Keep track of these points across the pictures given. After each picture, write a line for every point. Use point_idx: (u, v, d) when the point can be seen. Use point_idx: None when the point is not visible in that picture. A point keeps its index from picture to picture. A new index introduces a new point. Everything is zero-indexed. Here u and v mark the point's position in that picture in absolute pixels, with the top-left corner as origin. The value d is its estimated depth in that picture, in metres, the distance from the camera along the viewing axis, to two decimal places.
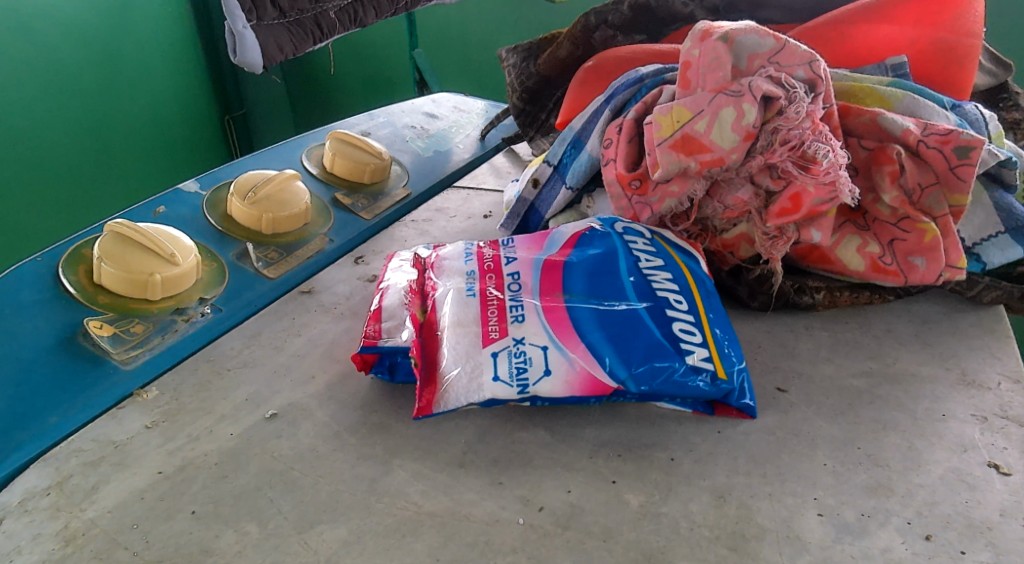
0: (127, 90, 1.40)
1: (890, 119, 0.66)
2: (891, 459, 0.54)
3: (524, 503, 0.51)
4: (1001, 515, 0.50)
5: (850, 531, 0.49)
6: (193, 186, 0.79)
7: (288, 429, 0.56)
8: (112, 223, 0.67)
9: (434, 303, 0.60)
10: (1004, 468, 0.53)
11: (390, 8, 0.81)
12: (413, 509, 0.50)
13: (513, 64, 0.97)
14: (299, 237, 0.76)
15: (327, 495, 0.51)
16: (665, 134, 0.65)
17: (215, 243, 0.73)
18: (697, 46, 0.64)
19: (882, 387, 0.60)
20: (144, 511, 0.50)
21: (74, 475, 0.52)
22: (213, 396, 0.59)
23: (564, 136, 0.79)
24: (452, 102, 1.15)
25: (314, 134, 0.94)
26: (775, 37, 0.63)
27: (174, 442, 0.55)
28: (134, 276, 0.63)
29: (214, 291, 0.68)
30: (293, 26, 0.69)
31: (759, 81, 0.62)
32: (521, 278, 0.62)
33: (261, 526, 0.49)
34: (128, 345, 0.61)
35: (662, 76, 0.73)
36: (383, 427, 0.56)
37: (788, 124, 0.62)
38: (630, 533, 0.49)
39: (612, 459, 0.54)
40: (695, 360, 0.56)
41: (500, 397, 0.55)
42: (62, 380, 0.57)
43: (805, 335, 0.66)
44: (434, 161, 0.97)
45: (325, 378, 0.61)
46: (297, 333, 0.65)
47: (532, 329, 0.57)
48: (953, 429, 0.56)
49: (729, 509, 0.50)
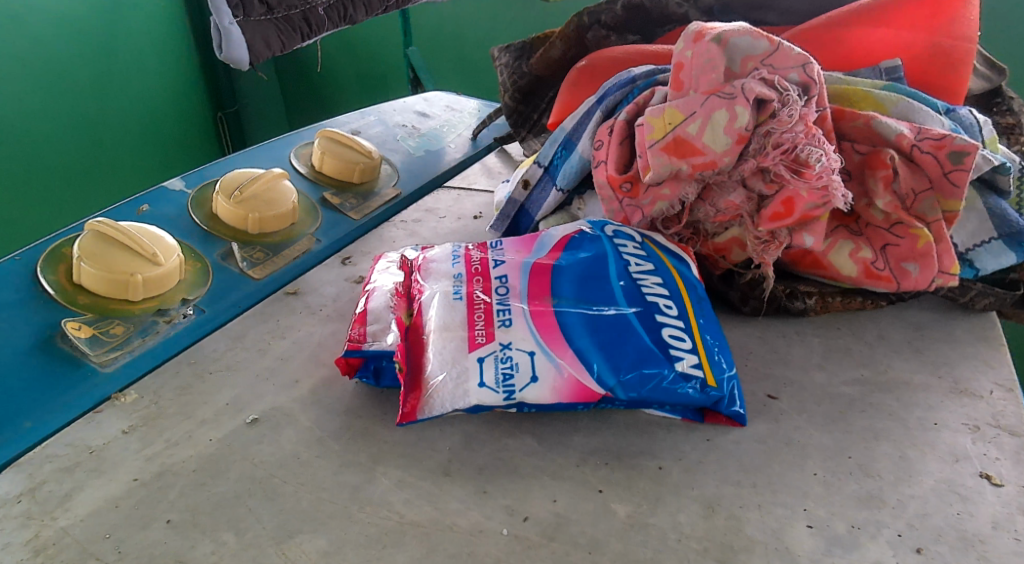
0: (115, 86, 1.38)
1: (883, 123, 0.65)
2: (883, 469, 0.53)
3: (509, 513, 0.50)
4: (993, 528, 0.49)
5: (841, 544, 0.48)
6: (178, 184, 0.77)
7: (270, 434, 0.55)
8: (93, 222, 0.66)
9: (420, 306, 0.59)
10: (996, 478, 0.52)
11: (382, 6, 0.79)
12: (395, 519, 0.49)
13: (506, 63, 0.96)
14: (286, 237, 0.75)
15: (309, 503, 0.50)
16: (656, 136, 0.64)
17: (199, 243, 0.71)
18: (690, 47, 0.63)
19: (874, 395, 0.60)
20: (119, 520, 0.49)
21: (48, 481, 0.51)
22: (194, 400, 0.57)
23: (555, 136, 0.77)
24: (444, 101, 1.14)
25: (304, 133, 0.93)
26: (768, 40, 0.62)
27: (152, 447, 0.53)
28: (115, 276, 0.62)
29: (197, 291, 0.67)
30: (281, 22, 0.68)
31: (751, 84, 0.61)
32: (509, 282, 0.61)
33: (239, 535, 0.48)
34: (107, 347, 0.59)
35: (655, 77, 0.72)
36: (367, 433, 0.55)
37: (781, 127, 0.61)
38: (616, 545, 0.48)
39: (600, 468, 0.53)
40: (684, 367, 0.55)
41: (486, 403, 0.54)
42: (36, 381, 0.56)
43: (797, 341, 0.65)
44: (425, 160, 0.96)
45: (309, 382, 0.60)
46: (282, 336, 0.64)
47: (519, 334, 0.56)
48: (945, 439, 0.56)
49: (718, 520, 0.49)
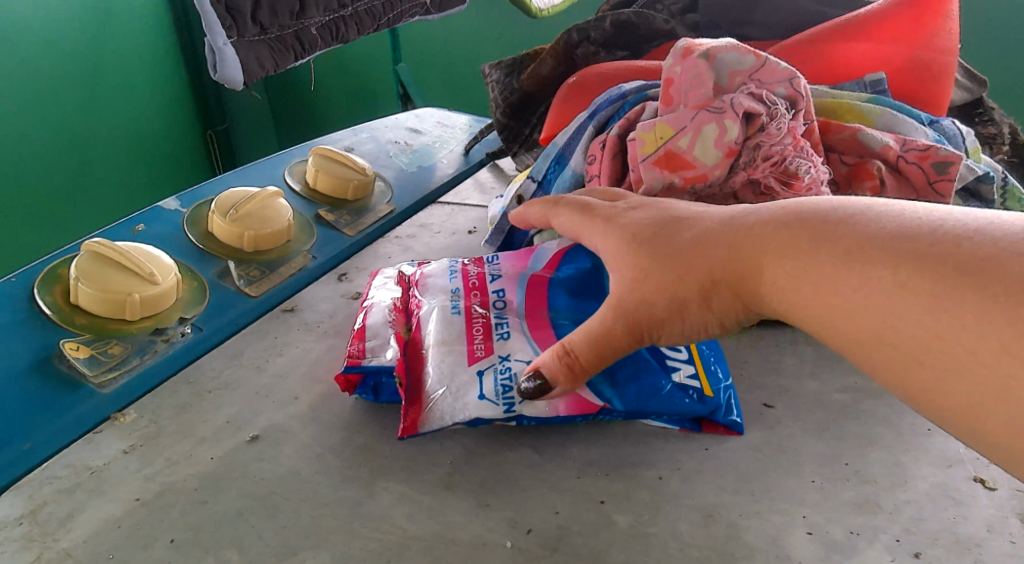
0: (104, 106, 1.39)
1: (869, 135, 0.67)
2: (878, 474, 0.54)
3: (511, 525, 0.50)
4: (988, 531, 0.50)
5: (839, 549, 0.49)
6: (173, 203, 0.78)
7: (270, 452, 0.55)
8: (89, 242, 0.66)
9: (419, 320, 0.61)
10: (989, 482, 0.53)
11: (374, 24, 0.80)
12: (398, 534, 0.49)
13: (497, 79, 0.97)
14: (281, 255, 0.75)
15: (311, 519, 0.50)
16: (648, 151, 0.64)
17: (195, 261, 0.72)
18: (679, 63, 0.65)
19: (868, 401, 0.61)
20: (121, 540, 0.49)
21: (48, 503, 0.51)
22: (193, 418, 0.58)
23: (547, 152, 0.78)
24: (435, 117, 1.15)
25: (296, 151, 0.93)
26: (754, 55, 0.65)
27: (152, 467, 0.53)
28: (112, 296, 0.62)
29: (194, 310, 0.67)
30: (274, 42, 0.69)
31: (740, 98, 0.63)
32: (507, 296, 0.62)
33: (242, 553, 0.48)
34: (105, 367, 0.59)
35: (645, 93, 0.74)
36: (367, 448, 0.56)
37: (770, 140, 0.63)
38: (618, 554, 0.48)
39: (600, 479, 0.53)
40: (681, 377, 0.58)
41: (485, 416, 0.55)
42: (35, 403, 0.56)
43: (789, 350, 0.66)
44: (418, 176, 0.97)
45: (308, 399, 0.60)
46: (279, 353, 0.65)
47: (517, 347, 0.58)
48: (937, 443, 0.57)
49: (718, 528, 0.50)
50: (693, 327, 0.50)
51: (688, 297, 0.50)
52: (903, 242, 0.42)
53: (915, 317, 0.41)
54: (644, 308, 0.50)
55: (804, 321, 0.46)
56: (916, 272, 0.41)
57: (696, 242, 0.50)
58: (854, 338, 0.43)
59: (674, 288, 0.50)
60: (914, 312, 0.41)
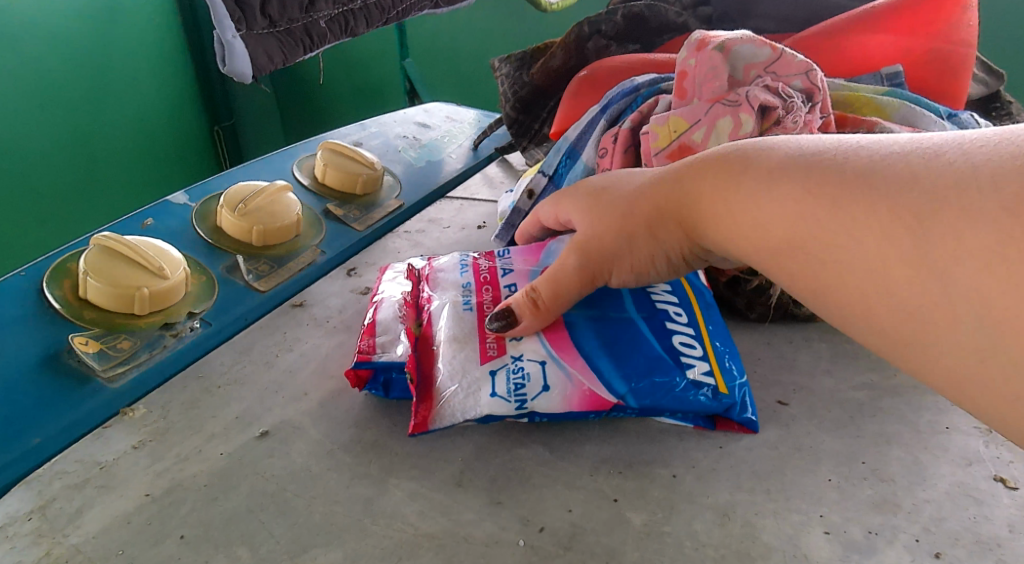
0: (111, 101, 1.38)
1: (886, 129, 0.65)
2: (897, 473, 0.53)
3: (524, 523, 0.49)
4: (1010, 531, 0.49)
5: (858, 549, 0.48)
6: (181, 197, 0.77)
7: (280, 448, 0.55)
8: (98, 236, 0.65)
9: (430, 316, 0.60)
10: (1010, 481, 0.52)
11: (383, 18, 0.79)
12: (409, 531, 0.49)
13: (507, 73, 0.96)
14: (290, 250, 0.75)
15: (321, 517, 0.50)
16: (661, 144, 0.64)
17: (204, 256, 0.71)
18: (693, 55, 0.64)
19: (885, 399, 0.60)
20: (131, 536, 0.48)
21: (58, 498, 0.50)
22: (202, 414, 0.57)
23: (558, 146, 0.77)
24: (444, 112, 1.14)
25: (304, 145, 0.92)
26: (771, 47, 0.64)
27: (162, 463, 0.53)
28: (121, 290, 0.62)
29: (203, 305, 0.66)
30: (283, 35, 0.68)
31: (756, 92, 0.62)
32: (518, 290, 0.62)
33: (253, 550, 0.48)
34: (115, 362, 0.59)
35: (658, 85, 0.73)
36: (377, 444, 0.55)
37: (786, 134, 0.61)
38: (632, 553, 0.48)
39: (613, 476, 0.53)
40: (695, 374, 0.55)
41: (497, 413, 0.54)
42: (44, 398, 0.55)
43: (804, 347, 0.65)
44: (426, 170, 0.96)
45: (318, 395, 0.59)
46: (288, 348, 0.64)
47: (529, 345, 0.57)
48: (957, 441, 0.56)
49: (734, 527, 0.49)
50: (642, 256, 0.55)
51: (633, 228, 0.55)
52: (807, 158, 0.45)
53: (832, 230, 0.43)
54: (594, 241, 0.56)
55: (729, 239, 0.49)
56: (825, 186, 0.43)
57: (632, 182, 0.57)
58: (779, 252, 0.46)
59: (622, 223, 0.55)
60: (830, 224, 0.43)
